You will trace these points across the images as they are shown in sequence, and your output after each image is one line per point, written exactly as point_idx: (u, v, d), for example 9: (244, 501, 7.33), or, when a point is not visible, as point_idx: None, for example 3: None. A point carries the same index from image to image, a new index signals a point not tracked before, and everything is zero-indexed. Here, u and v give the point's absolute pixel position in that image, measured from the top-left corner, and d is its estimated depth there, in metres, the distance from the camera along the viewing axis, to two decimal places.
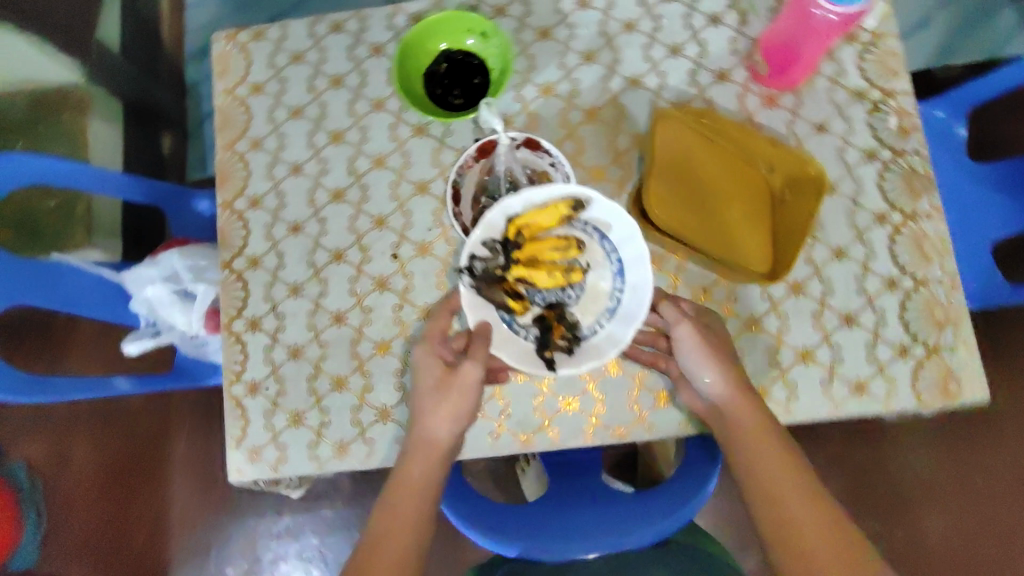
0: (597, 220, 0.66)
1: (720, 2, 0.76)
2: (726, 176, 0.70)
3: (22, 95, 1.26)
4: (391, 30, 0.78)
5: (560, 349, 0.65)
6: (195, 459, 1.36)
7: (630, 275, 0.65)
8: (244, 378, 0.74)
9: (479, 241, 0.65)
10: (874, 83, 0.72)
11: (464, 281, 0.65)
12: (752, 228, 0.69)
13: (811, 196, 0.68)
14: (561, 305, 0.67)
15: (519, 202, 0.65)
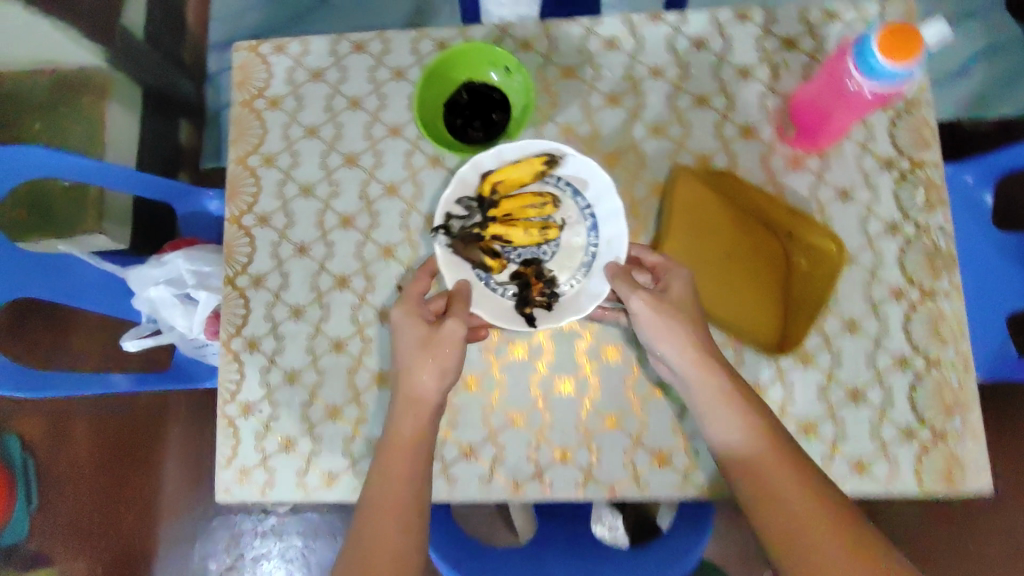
0: (570, 176, 0.68)
1: (751, 54, 0.74)
2: (743, 244, 0.69)
3: (45, 75, 1.28)
4: (414, 56, 0.77)
5: (539, 305, 0.66)
6: (191, 451, 1.35)
7: (605, 230, 0.67)
8: (239, 397, 0.73)
9: (454, 199, 0.67)
10: (904, 153, 0.70)
11: (442, 240, 0.66)
12: (764, 296, 0.68)
13: (826, 275, 0.67)
14: (538, 262, 0.68)
15: (492, 158, 0.66)
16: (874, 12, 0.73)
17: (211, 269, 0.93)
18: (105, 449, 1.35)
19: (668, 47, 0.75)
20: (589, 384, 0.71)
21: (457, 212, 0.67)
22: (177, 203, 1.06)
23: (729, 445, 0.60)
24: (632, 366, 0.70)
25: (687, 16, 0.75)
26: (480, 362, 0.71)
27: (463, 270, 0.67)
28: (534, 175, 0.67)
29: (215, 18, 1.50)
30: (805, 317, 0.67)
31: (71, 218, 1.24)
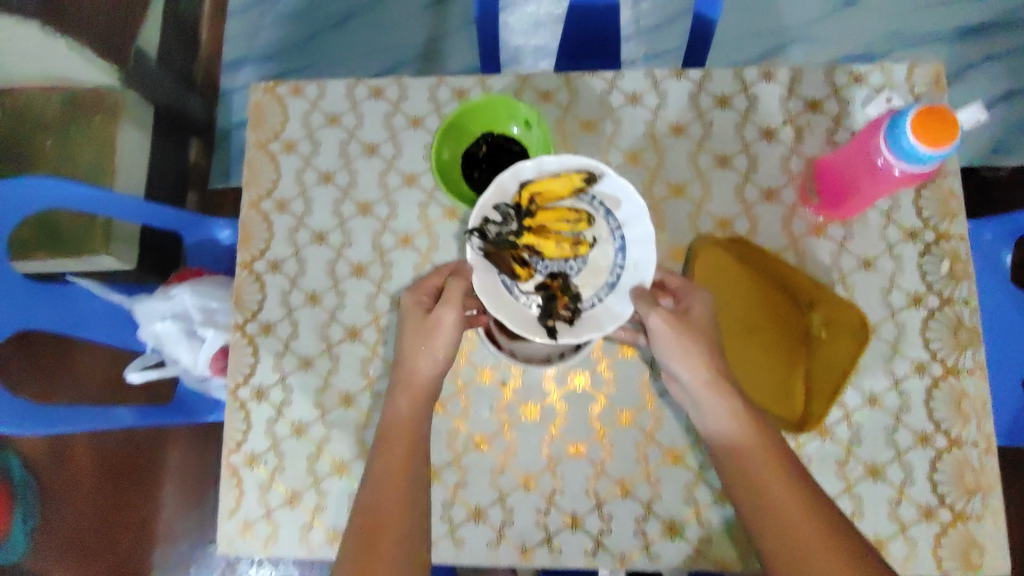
0: (605, 195, 0.65)
1: (777, 114, 0.72)
2: (761, 309, 0.67)
3: (57, 94, 1.23)
4: (432, 103, 0.76)
5: (562, 319, 0.62)
6: (195, 473, 1.32)
7: (633, 252, 0.64)
8: (243, 448, 0.71)
9: (491, 204, 0.64)
10: (930, 223, 0.69)
11: (474, 242, 0.63)
12: (780, 365, 0.66)
13: (848, 338, 0.65)
14: (564, 276, 0.65)
15: (533, 167, 0.63)
16: (902, 76, 0.72)
17: (217, 304, 0.92)
18: (107, 466, 1.25)
19: (691, 104, 0.73)
20: (602, 449, 0.69)
21: (493, 217, 0.64)
22: (185, 232, 1.06)
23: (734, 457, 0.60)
24: (647, 432, 0.69)
25: (711, 72, 0.73)
26: (492, 423, 0.70)
27: (489, 275, 0.64)
28: (572, 192, 0.65)
29: (229, 36, 1.51)
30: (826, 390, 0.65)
31: (78, 237, 1.22)
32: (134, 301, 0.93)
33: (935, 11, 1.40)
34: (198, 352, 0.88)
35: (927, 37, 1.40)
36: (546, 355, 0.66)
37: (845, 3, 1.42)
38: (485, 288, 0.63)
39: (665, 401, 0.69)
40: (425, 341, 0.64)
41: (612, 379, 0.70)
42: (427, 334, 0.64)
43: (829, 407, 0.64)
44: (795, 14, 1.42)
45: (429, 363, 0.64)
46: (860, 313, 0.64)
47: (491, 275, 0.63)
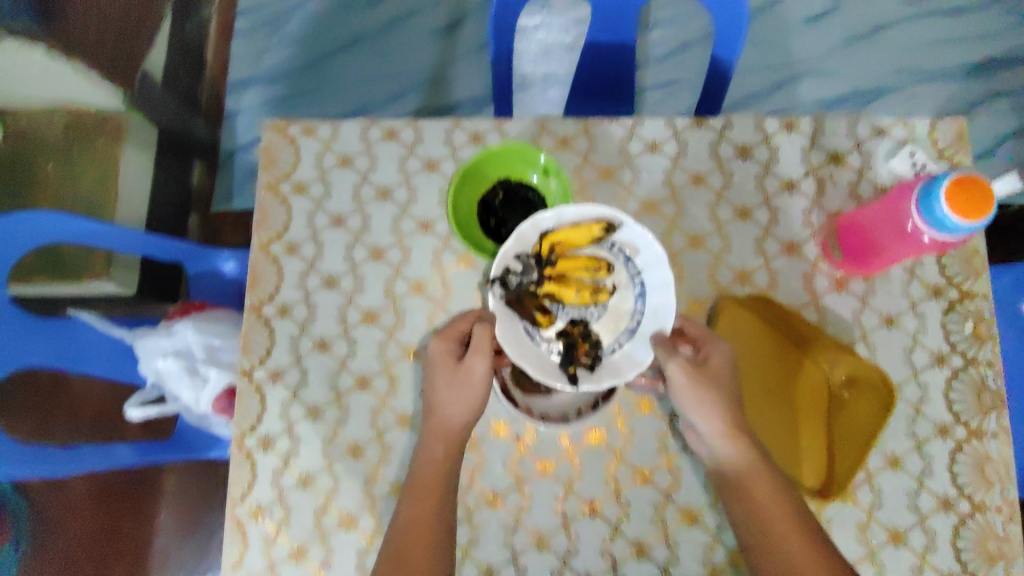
0: (624, 241, 0.64)
1: (799, 167, 0.71)
2: (788, 371, 0.66)
3: (57, 114, 1.13)
4: (447, 147, 0.75)
5: (583, 367, 0.60)
6: (191, 502, 1.25)
7: (653, 298, 0.62)
8: (248, 500, 0.69)
9: (512, 254, 0.63)
10: (952, 281, 0.69)
11: (495, 291, 0.62)
12: (804, 424, 0.65)
13: (874, 404, 0.63)
14: (584, 322, 0.64)
15: (552, 217, 0.62)
16: (924, 130, 0.71)
17: (221, 342, 0.89)
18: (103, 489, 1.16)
19: (711, 153, 0.72)
20: (618, 508, 0.67)
21: (514, 267, 0.63)
22: (188, 262, 1.04)
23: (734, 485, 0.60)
24: (664, 492, 0.67)
25: (732, 120, 0.72)
26: (505, 479, 0.68)
27: (510, 323, 0.62)
28: (592, 240, 0.63)
29: (237, 55, 1.49)
30: (849, 458, 0.62)
31: (77, 261, 1.18)
32: (135, 336, 0.90)
33: (944, 47, 1.40)
34: (200, 391, 0.86)
35: (936, 73, 1.40)
36: (563, 414, 0.64)
37: (854, 37, 1.42)
38: (506, 337, 0.61)
39: (683, 458, 0.68)
40: (440, 395, 0.63)
41: (629, 437, 0.68)
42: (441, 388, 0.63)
43: (855, 470, 0.62)
44: (803, 47, 1.41)
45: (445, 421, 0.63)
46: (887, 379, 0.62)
47: (512, 325, 0.62)
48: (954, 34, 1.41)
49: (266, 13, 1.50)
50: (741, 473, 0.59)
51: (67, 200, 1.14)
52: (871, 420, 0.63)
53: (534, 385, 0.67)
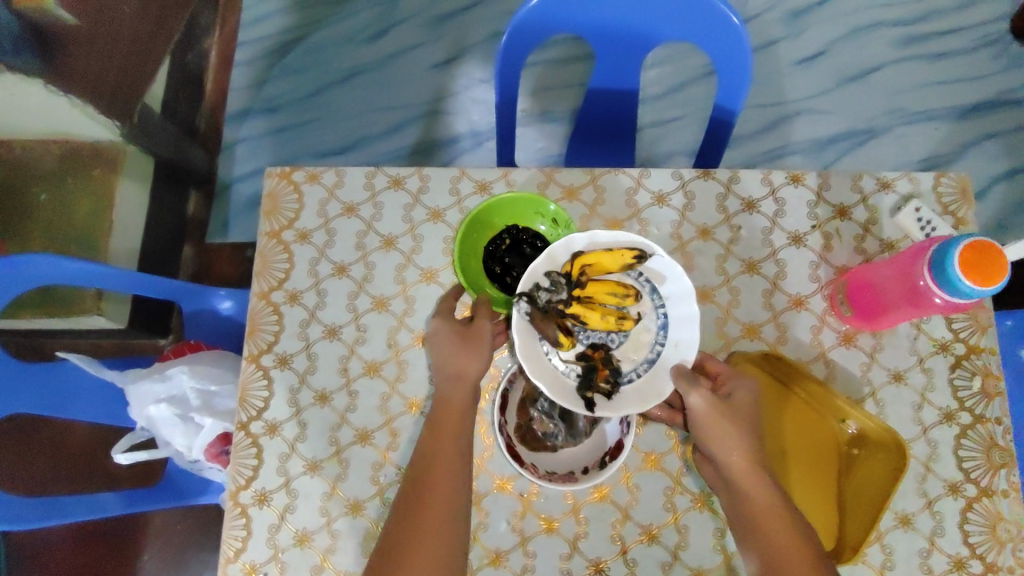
0: (652, 271, 0.64)
1: (804, 221, 0.72)
2: (793, 435, 0.66)
3: (54, 146, 1.14)
4: (454, 196, 0.75)
5: (601, 392, 0.61)
6: (169, 558, 1.16)
7: (676, 330, 0.63)
8: (242, 558, 0.66)
9: (542, 272, 0.62)
10: (958, 336, 0.69)
11: (522, 306, 0.61)
12: (806, 484, 0.65)
13: (885, 463, 0.61)
14: (606, 348, 0.64)
15: (586, 239, 0.62)
16: (927, 185, 0.73)
17: (217, 387, 0.86)
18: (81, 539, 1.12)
19: (717, 207, 0.73)
20: (625, 567, 0.65)
21: (544, 284, 0.62)
22: (185, 301, 1.02)
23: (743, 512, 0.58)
24: (672, 552, 0.65)
25: (739, 174, 0.74)
26: (509, 538, 0.66)
27: (532, 342, 0.62)
28: (622, 266, 0.62)
29: (239, 87, 1.48)
30: (861, 522, 0.60)
31: (69, 295, 1.15)
32: (127, 379, 0.85)
33: (935, 89, 1.43)
34: (193, 439, 0.84)
35: (927, 114, 1.42)
36: (569, 472, 0.63)
37: (848, 78, 1.44)
38: (527, 356, 0.60)
39: (689, 516, 0.66)
40: (446, 448, 0.61)
41: (635, 494, 0.67)
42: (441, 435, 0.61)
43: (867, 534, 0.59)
44: (797, 87, 1.43)
45: (444, 485, 0.59)
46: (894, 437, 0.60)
47: (535, 342, 0.62)
48: (944, 77, 1.43)
49: (265, 45, 1.50)
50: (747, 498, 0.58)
51: (60, 232, 1.14)
52: (883, 475, 0.61)
53: (540, 441, 0.65)
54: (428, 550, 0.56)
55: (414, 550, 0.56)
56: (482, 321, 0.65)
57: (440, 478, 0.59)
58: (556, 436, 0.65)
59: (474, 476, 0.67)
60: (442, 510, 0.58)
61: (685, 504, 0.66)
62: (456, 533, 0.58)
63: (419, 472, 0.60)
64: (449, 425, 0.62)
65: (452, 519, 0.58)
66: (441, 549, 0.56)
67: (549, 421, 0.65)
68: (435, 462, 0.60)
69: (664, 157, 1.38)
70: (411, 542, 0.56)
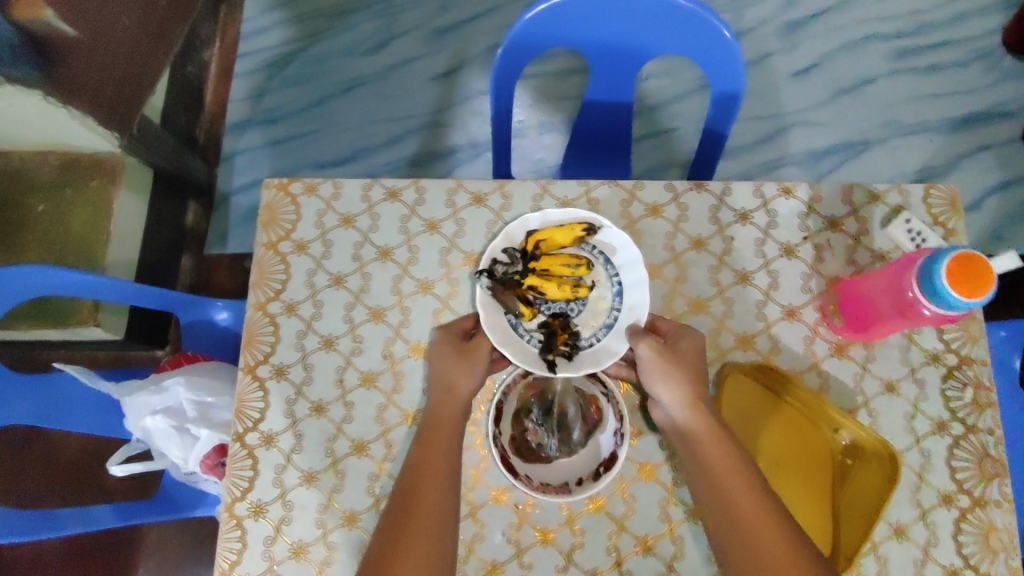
0: (604, 244, 0.69)
1: (797, 232, 0.73)
2: (779, 441, 0.67)
3: (55, 155, 1.20)
4: (450, 208, 0.75)
5: (561, 354, 0.66)
6: (167, 564, 1.14)
7: (629, 295, 0.68)
8: (237, 570, 0.66)
9: (500, 249, 0.69)
10: (950, 346, 0.70)
11: (482, 281, 0.68)
12: (797, 489, 0.65)
13: (878, 474, 0.62)
14: (565, 315, 0.68)
15: (538, 218, 0.68)
16: (917, 197, 0.75)
17: (214, 399, 0.86)
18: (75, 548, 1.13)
19: (711, 219, 0.74)
20: None
21: (502, 259, 0.69)
22: (181, 312, 1.02)
23: (724, 510, 0.59)
24: (667, 563, 0.65)
25: (731, 187, 0.74)
26: (505, 549, 0.66)
27: (497, 315, 0.68)
28: (574, 240, 0.67)
29: (237, 99, 1.49)
30: (857, 528, 0.61)
31: (64, 307, 1.13)
32: (123, 390, 0.86)
33: (927, 102, 1.45)
34: (189, 451, 0.83)
35: (918, 126, 1.43)
36: (564, 483, 0.63)
37: (841, 90, 1.45)
38: (491, 326, 0.67)
39: (686, 528, 0.66)
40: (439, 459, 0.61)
41: (631, 504, 0.67)
42: (436, 444, 0.62)
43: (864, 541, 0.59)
44: (791, 99, 1.45)
45: (433, 491, 0.59)
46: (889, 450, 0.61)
47: (498, 313, 0.67)
48: (936, 90, 1.45)
49: (263, 57, 1.51)
50: (727, 495, 0.59)
51: (56, 243, 1.18)
52: (873, 492, 0.62)
53: (535, 451, 0.65)
54: (418, 555, 0.57)
55: (405, 555, 0.56)
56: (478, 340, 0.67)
57: (430, 483, 0.60)
58: (551, 446, 0.64)
59: (470, 487, 0.67)
60: (432, 515, 0.58)
61: (679, 513, 0.66)
62: (443, 535, 0.59)
63: (407, 478, 0.60)
64: (437, 438, 0.62)
65: (441, 522, 0.59)
66: (428, 555, 0.57)
67: (543, 432, 0.65)
68: (425, 468, 0.61)
69: (659, 168, 1.39)
70: (400, 547, 0.57)
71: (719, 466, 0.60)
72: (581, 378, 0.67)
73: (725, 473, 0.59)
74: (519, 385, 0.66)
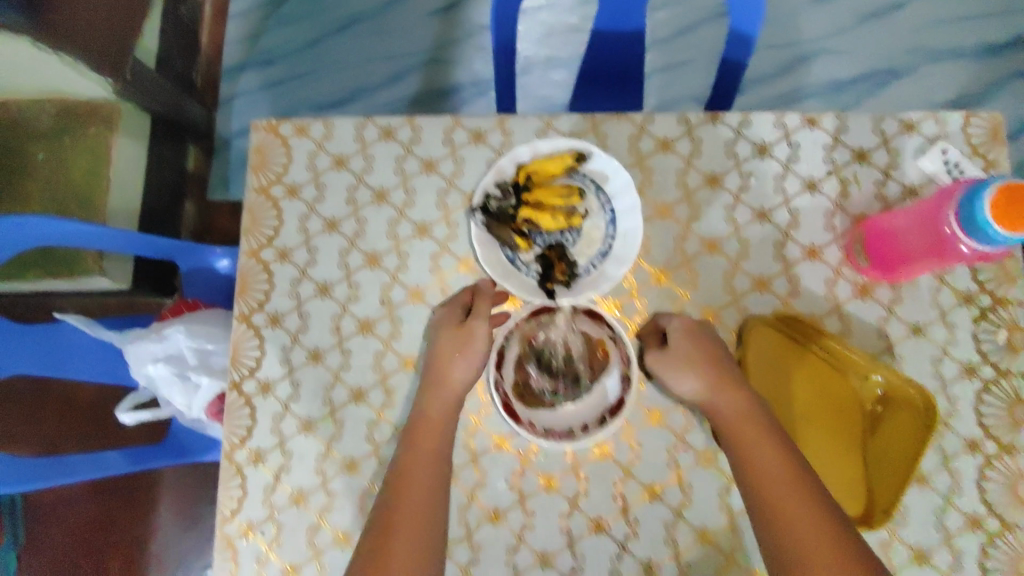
0: (595, 171, 0.66)
1: (821, 167, 0.68)
2: (803, 395, 0.63)
3: (50, 101, 1.13)
4: (448, 146, 0.71)
5: (559, 283, 0.65)
6: (188, 488, 1.16)
7: (623, 223, 0.66)
8: (239, 516, 0.66)
9: (490, 183, 0.66)
10: (985, 287, 0.65)
11: (476, 218, 0.66)
12: (827, 448, 0.62)
13: (914, 422, 0.60)
14: (561, 246, 0.66)
15: (528, 150, 0.65)
16: (957, 125, 0.68)
17: (213, 345, 0.84)
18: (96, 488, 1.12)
19: (728, 153, 0.69)
20: (627, 526, 0.63)
21: (494, 193, 0.66)
22: (180, 259, 0.99)
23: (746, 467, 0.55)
24: (675, 510, 0.63)
25: (751, 117, 0.69)
26: (507, 496, 0.64)
27: (493, 249, 0.67)
28: (565, 170, 0.65)
29: (232, 40, 1.43)
30: (892, 478, 0.60)
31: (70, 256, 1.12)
32: (125, 340, 0.85)
33: (963, 25, 1.34)
34: (192, 398, 0.82)
35: (952, 52, 1.33)
36: (568, 429, 0.61)
37: (871, 15, 1.35)
38: (489, 260, 0.66)
39: (694, 474, 0.64)
40: (444, 414, 0.61)
41: (638, 451, 0.64)
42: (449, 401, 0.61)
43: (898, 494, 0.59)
44: (817, 25, 1.35)
45: (427, 449, 0.59)
46: (926, 398, 0.60)
47: (494, 248, 0.66)
48: (976, 12, 1.34)
49: None
50: (744, 451, 0.55)
51: (56, 190, 1.12)
52: (909, 436, 0.60)
53: (538, 397, 0.62)
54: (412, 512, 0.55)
55: (400, 511, 0.56)
56: (477, 324, 0.62)
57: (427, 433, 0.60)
58: (555, 392, 0.62)
59: (471, 434, 0.65)
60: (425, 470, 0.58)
61: (688, 459, 0.64)
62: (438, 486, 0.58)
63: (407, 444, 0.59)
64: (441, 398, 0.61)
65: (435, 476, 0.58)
66: (424, 536, 0.55)
67: (548, 378, 0.62)
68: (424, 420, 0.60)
69: (674, 104, 1.32)
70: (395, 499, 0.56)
71: (741, 426, 0.56)
72: (589, 323, 0.63)
73: (746, 432, 0.56)
74: (520, 329, 0.63)
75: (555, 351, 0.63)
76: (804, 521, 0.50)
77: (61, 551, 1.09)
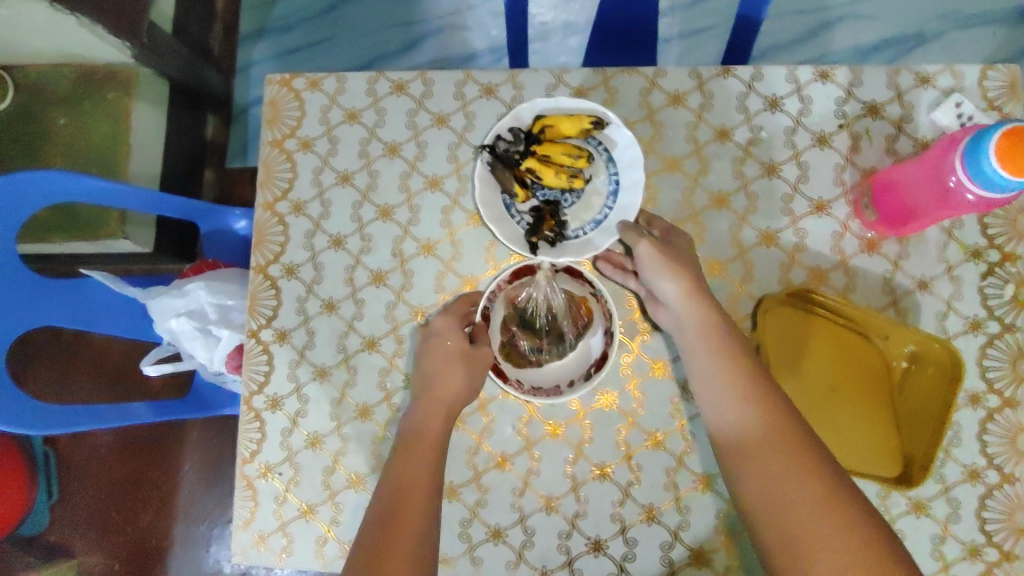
0: (610, 140, 0.67)
1: (832, 120, 0.68)
2: (825, 359, 0.64)
3: (70, 69, 1.17)
4: (459, 101, 0.72)
5: (545, 240, 0.66)
6: (214, 447, 1.17)
7: (623, 198, 0.66)
8: (258, 459, 0.69)
9: (506, 126, 0.67)
10: (994, 243, 0.65)
11: (483, 156, 0.67)
12: (857, 412, 0.62)
13: (939, 376, 0.61)
14: (557, 204, 0.67)
15: (549, 103, 0.65)
16: (973, 79, 0.67)
17: (233, 302, 0.86)
18: (125, 443, 1.15)
19: (738, 107, 0.69)
20: (629, 472, 0.65)
21: (504, 136, 0.67)
22: (201, 220, 1.02)
23: (739, 444, 0.53)
24: (677, 458, 0.65)
25: (762, 71, 0.69)
26: (514, 442, 0.66)
27: (491, 191, 0.68)
28: (581, 132, 0.65)
29: (246, 5, 1.42)
30: (924, 436, 0.60)
31: (94, 218, 1.12)
32: (148, 295, 0.87)
33: None
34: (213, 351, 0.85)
35: (981, 17, 1.29)
36: (555, 386, 0.63)
37: None
38: (485, 202, 0.67)
39: (695, 426, 0.65)
40: (439, 369, 0.61)
41: (642, 400, 0.66)
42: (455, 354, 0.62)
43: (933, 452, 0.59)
44: None
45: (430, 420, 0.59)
46: (948, 349, 0.59)
47: (493, 191, 0.67)
48: None
49: None
50: (738, 435, 0.53)
51: (77, 154, 1.16)
52: (932, 391, 0.61)
53: (525, 356, 0.65)
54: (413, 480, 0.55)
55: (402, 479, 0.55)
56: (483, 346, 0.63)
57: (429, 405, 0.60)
58: (540, 350, 0.64)
59: None
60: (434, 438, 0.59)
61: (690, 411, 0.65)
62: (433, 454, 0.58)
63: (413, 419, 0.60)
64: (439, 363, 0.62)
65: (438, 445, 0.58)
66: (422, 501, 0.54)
67: (536, 336, 0.65)
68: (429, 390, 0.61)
69: None
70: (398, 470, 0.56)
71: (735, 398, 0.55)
72: (570, 281, 0.65)
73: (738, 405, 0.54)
74: (504, 291, 0.66)
75: (539, 313, 0.65)
76: (802, 497, 0.48)
77: (98, 499, 1.14)
